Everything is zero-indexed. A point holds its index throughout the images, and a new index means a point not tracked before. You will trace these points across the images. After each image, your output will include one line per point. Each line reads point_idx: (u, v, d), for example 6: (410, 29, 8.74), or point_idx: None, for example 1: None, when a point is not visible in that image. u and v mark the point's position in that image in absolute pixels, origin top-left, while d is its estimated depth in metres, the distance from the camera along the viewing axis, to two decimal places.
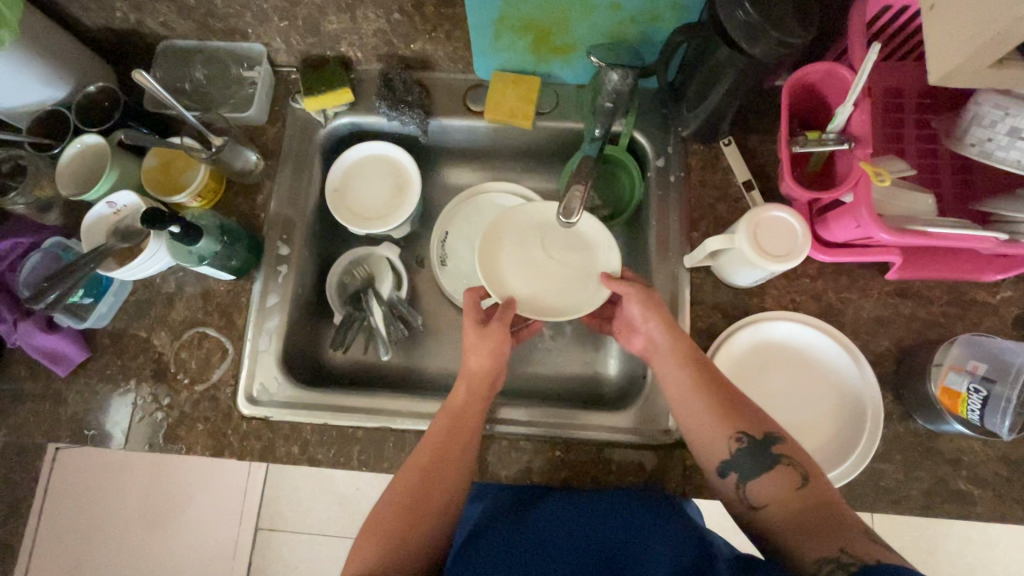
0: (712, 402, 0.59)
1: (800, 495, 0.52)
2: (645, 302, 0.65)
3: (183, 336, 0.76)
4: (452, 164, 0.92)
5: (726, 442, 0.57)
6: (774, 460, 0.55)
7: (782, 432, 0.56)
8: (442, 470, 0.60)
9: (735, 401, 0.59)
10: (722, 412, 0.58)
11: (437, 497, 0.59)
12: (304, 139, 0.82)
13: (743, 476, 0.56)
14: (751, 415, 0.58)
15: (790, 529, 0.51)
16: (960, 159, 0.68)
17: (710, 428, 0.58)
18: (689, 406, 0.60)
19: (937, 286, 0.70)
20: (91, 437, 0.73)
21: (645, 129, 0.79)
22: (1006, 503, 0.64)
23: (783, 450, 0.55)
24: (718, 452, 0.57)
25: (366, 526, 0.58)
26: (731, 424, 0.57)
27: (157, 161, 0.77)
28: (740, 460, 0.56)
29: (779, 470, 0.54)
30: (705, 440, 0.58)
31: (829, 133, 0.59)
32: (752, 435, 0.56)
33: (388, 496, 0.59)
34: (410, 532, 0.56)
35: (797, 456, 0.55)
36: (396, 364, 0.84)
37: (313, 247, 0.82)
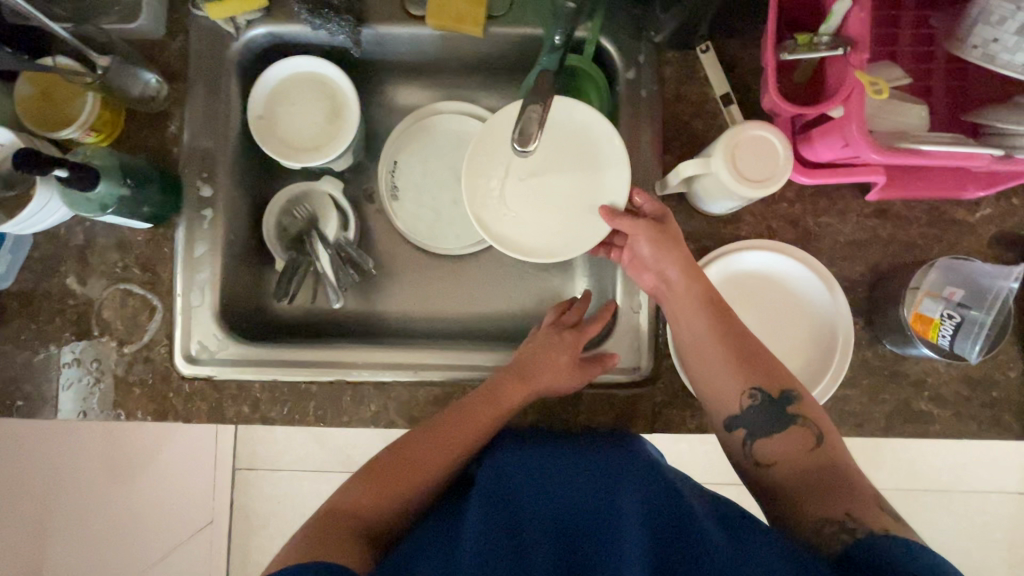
0: (728, 355, 0.58)
1: (812, 456, 0.54)
2: (657, 238, 0.60)
3: (103, 293, 0.68)
4: (396, 82, 0.80)
5: (741, 396, 0.57)
6: (790, 419, 0.56)
7: (799, 390, 0.57)
8: (436, 434, 0.62)
9: (753, 354, 0.58)
10: (738, 365, 0.57)
11: (434, 460, 0.61)
12: (213, 56, 0.69)
13: (752, 432, 0.57)
14: (769, 371, 0.57)
15: (799, 486, 0.53)
16: (957, 64, 0.62)
17: (723, 384, 0.58)
18: (701, 355, 0.59)
19: (917, 206, 0.67)
20: (16, 409, 0.66)
21: (613, 34, 0.69)
22: (963, 420, 0.65)
23: (797, 410, 0.56)
24: (730, 406, 0.57)
25: (350, 480, 0.61)
26: (747, 379, 0.57)
27: (34, 89, 0.64)
28: (751, 415, 0.57)
29: (794, 430, 0.55)
30: (716, 393, 0.58)
31: (821, 36, 0.51)
32: (769, 392, 0.56)
33: (390, 448, 0.62)
34: (403, 481, 0.60)
35: (812, 416, 0.56)
36: (351, 310, 0.78)
37: (242, 185, 0.72)
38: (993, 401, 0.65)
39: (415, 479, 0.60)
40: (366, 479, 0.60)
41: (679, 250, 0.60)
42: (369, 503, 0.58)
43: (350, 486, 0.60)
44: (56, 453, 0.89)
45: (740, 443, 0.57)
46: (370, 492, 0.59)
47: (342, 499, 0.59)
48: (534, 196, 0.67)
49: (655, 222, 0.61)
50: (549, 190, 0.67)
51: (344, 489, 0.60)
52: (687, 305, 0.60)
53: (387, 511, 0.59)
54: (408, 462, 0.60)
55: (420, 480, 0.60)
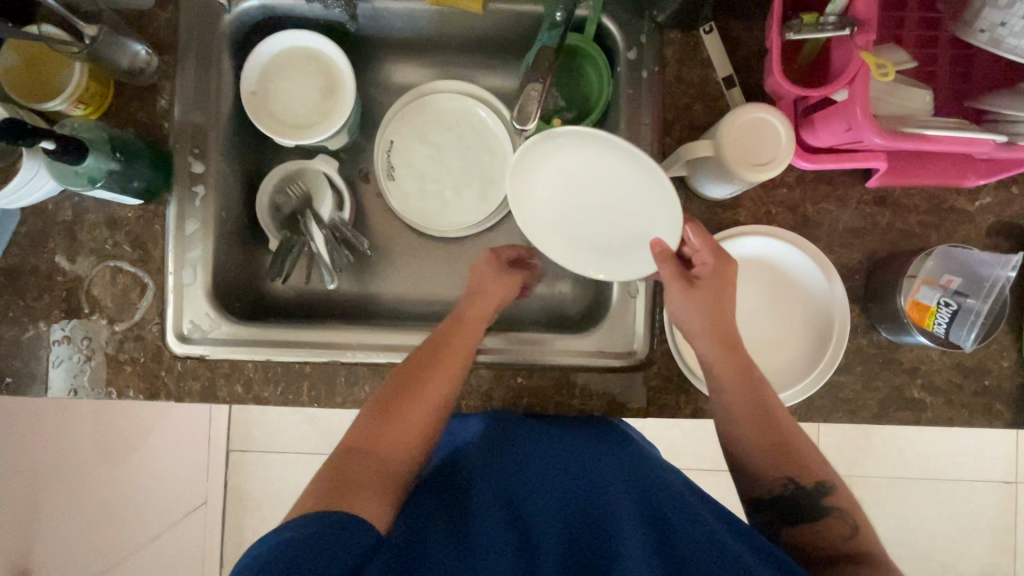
0: (763, 441, 0.58)
1: (849, 544, 0.53)
2: (687, 301, 0.60)
3: (92, 271, 0.67)
4: (393, 60, 0.79)
5: (774, 482, 0.57)
6: (824, 511, 0.56)
7: (831, 481, 0.57)
8: (428, 377, 0.59)
9: (784, 444, 0.58)
10: (774, 456, 0.58)
11: (425, 402, 0.58)
12: (205, 28, 0.67)
13: (783, 517, 0.57)
14: (801, 463, 0.57)
15: (833, 559, 0.52)
16: (962, 49, 0.61)
17: (760, 466, 0.58)
18: (739, 429, 0.59)
19: (917, 193, 0.66)
20: (6, 386, 0.66)
21: (615, 13, 0.67)
22: (955, 408, 0.66)
23: (831, 501, 0.56)
24: (766, 480, 0.58)
25: (363, 411, 0.59)
26: (780, 470, 0.57)
27: (20, 60, 0.62)
28: (786, 501, 0.57)
29: (827, 521, 0.55)
30: (755, 473, 0.58)
31: (827, 16, 0.50)
32: (802, 481, 0.57)
33: (383, 389, 0.59)
34: (395, 424, 0.57)
35: (847, 509, 0.55)
36: (345, 292, 0.77)
37: (235, 161, 0.71)
38: (984, 390, 0.66)
39: (408, 427, 0.57)
40: (376, 415, 0.57)
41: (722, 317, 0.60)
42: (367, 460, 0.54)
43: (357, 424, 0.57)
44: (43, 431, 0.87)
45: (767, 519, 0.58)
46: (383, 424, 0.56)
47: (350, 437, 0.57)
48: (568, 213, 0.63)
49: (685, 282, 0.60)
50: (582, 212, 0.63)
51: (356, 425, 0.58)
52: (727, 373, 0.59)
53: (403, 454, 0.56)
54: (408, 398, 0.58)
55: (422, 423, 0.58)
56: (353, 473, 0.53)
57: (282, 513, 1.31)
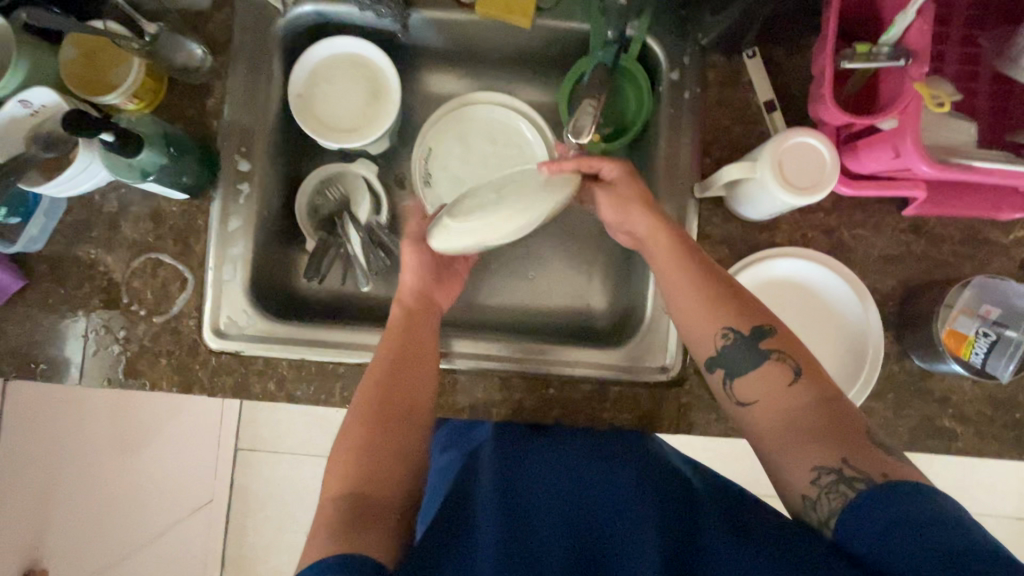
0: (706, 298, 0.56)
1: (792, 392, 0.51)
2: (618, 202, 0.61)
3: (133, 263, 0.67)
4: (435, 70, 0.80)
5: (717, 335, 0.55)
6: (766, 355, 0.53)
7: (775, 323, 0.55)
8: (406, 375, 0.59)
9: (732, 293, 0.56)
10: (714, 303, 0.56)
11: (405, 398, 0.58)
12: (259, 30, 0.69)
13: (730, 372, 0.54)
14: (746, 311, 0.55)
15: (778, 429, 0.50)
16: (1003, 84, 0.62)
17: (701, 322, 0.56)
18: (679, 304, 0.58)
19: (952, 223, 0.67)
20: (40, 372, 0.66)
21: (659, 34, 0.69)
22: (986, 440, 0.66)
23: (772, 344, 0.53)
24: (707, 346, 0.56)
25: (346, 428, 0.57)
26: (720, 319, 0.55)
27: (78, 53, 0.63)
28: (729, 355, 0.55)
29: (770, 368, 0.52)
30: (693, 331, 0.57)
31: (881, 47, 0.51)
32: (742, 330, 0.54)
33: (363, 392, 0.59)
34: (384, 442, 0.55)
35: (788, 349, 0.53)
36: (376, 295, 0.78)
37: (278, 161, 0.72)
38: (1015, 422, 0.66)
39: (398, 442, 0.56)
40: (360, 433, 0.56)
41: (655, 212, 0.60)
42: (366, 479, 0.53)
43: (338, 459, 0.55)
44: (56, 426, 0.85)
45: (720, 384, 0.55)
46: (371, 453, 0.55)
47: (337, 476, 0.54)
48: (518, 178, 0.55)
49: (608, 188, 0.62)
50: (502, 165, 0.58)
51: (337, 453, 0.56)
52: (664, 257, 0.59)
53: (395, 479, 0.54)
54: (386, 421, 0.57)
55: (402, 445, 0.56)
56: (359, 510, 0.51)
57: (285, 514, 1.29)
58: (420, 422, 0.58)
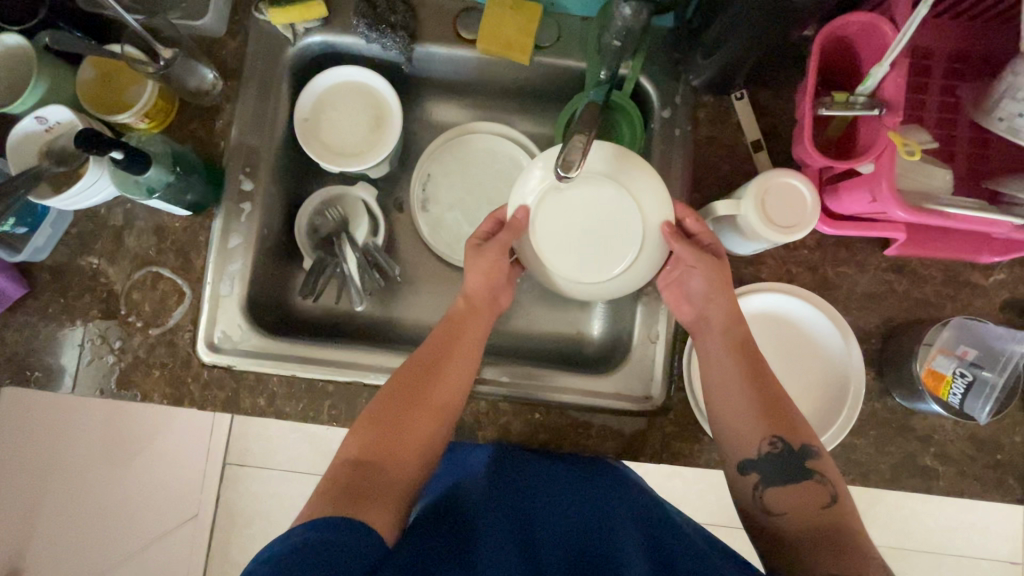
0: (755, 402, 0.57)
1: (826, 513, 0.52)
2: (715, 281, 0.62)
3: (134, 275, 0.69)
4: (438, 99, 0.83)
5: (760, 441, 0.56)
6: (805, 474, 0.54)
7: (819, 446, 0.56)
8: (446, 367, 0.60)
9: (780, 403, 0.57)
10: (764, 411, 0.57)
11: (439, 392, 0.59)
12: (270, 57, 0.72)
13: (765, 480, 0.55)
14: (793, 422, 0.56)
15: (801, 541, 0.50)
16: (980, 133, 0.64)
17: (747, 424, 0.57)
18: (723, 392, 0.59)
19: (933, 264, 0.69)
20: (35, 379, 0.67)
21: (653, 74, 0.71)
22: (967, 480, 0.66)
23: (815, 466, 0.55)
24: (748, 448, 0.56)
25: (374, 402, 0.58)
26: (771, 426, 0.56)
27: (95, 74, 0.66)
28: (767, 461, 0.55)
29: (809, 485, 0.54)
30: (736, 432, 0.58)
31: (857, 96, 0.54)
32: (790, 443, 0.55)
33: (399, 377, 0.59)
34: (408, 425, 0.56)
35: (829, 474, 0.54)
36: (370, 314, 0.79)
37: (281, 181, 0.74)
38: (997, 463, 0.66)
39: (421, 424, 0.57)
40: (386, 411, 0.57)
41: (711, 262, 0.62)
42: (383, 454, 0.55)
43: (356, 434, 0.56)
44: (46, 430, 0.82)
45: (751, 489, 0.56)
46: (386, 437, 0.55)
47: (352, 448, 0.55)
48: (619, 247, 0.65)
49: (711, 258, 0.62)
50: (615, 211, 0.64)
51: (356, 428, 0.57)
52: (714, 342, 0.61)
53: (412, 462, 0.55)
54: (408, 409, 0.57)
55: (427, 433, 0.57)
56: (360, 485, 0.52)
57: None
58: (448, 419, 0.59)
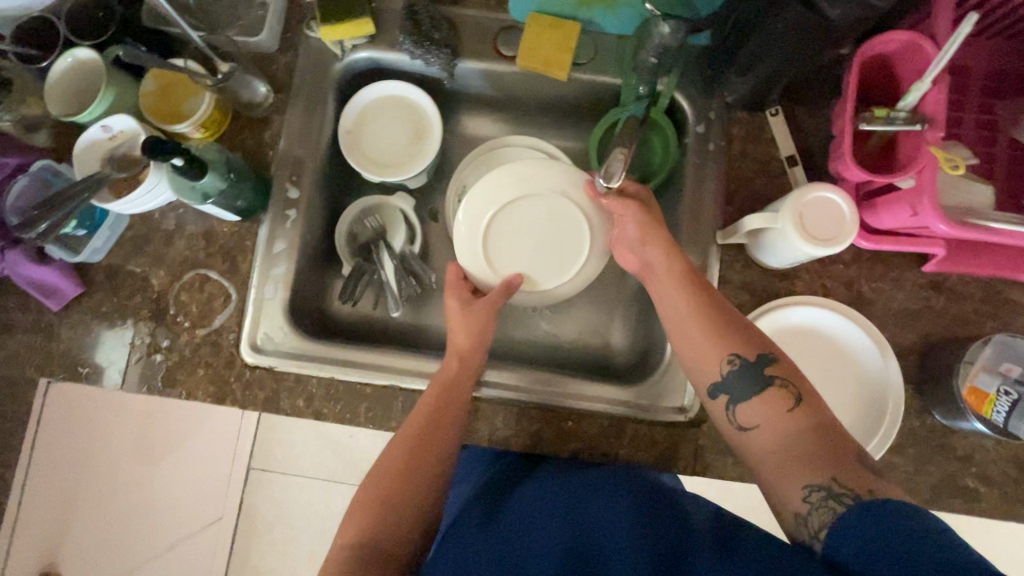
0: (704, 319, 0.58)
1: (793, 418, 0.51)
2: (646, 222, 0.64)
3: (183, 277, 0.72)
4: (475, 114, 0.86)
5: (721, 364, 0.56)
6: (766, 381, 0.53)
7: (778, 354, 0.55)
8: (432, 443, 0.58)
9: (729, 324, 0.57)
10: (715, 334, 0.57)
11: (427, 468, 0.57)
12: (318, 72, 0.75)
13: (732, 397, 0.55)
14: (746, 337, 0.56)
15: (774, 452, 0.51)
16: (1021, 150, 0.64)
17: (702, 353, 0.57)
18: (682, 330, 0.59)
19: (972, 281, 0.68)
20: (86, 375, 0.71)
21: (687, 91, 0.73)
22: (1011, 502, 0.65)
23: (774, 371, 0.54)
24: (710, 373, 0.56)
25: (365, 481, 0.57)
26: (726, 346, 0.56)
27: (156, 86, 0.70)
28: (731, 382, 0.55)
29: (771, 392, 0.53)
30: (697, 362, 0.58)
31: (898, 111, 0.54)
32: (746, 357, 0.55)
33: (388, 453, 0.58)
34: (399, 505, 0.55)
35: (791, 377, 0.53)
36: (404, 320, 0.81)
37: (323, 189, 0.77)
38: None
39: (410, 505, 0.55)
40: (374, 493, 0.55)
41: (646, 210, 0.65)
42: (377, 532, 0.53)
43: (349, 518, 0.55)
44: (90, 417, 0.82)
45: (724, 411, 0.55)
46: (376, 518, 0.54)
47: (353, 527, 0.54)
48: (564, 229, 0.69)
49: (643, 208, 0.65)
50: (542, 206, 0.68)
51: (350, 514, 0.56)
52: (671, 282, 0.61)
53: (404, 547, 0.54)
54: (399, 491, 0.56)
55: (416, 516, 0.55)
56: (365, 562, 0.51)
57: None
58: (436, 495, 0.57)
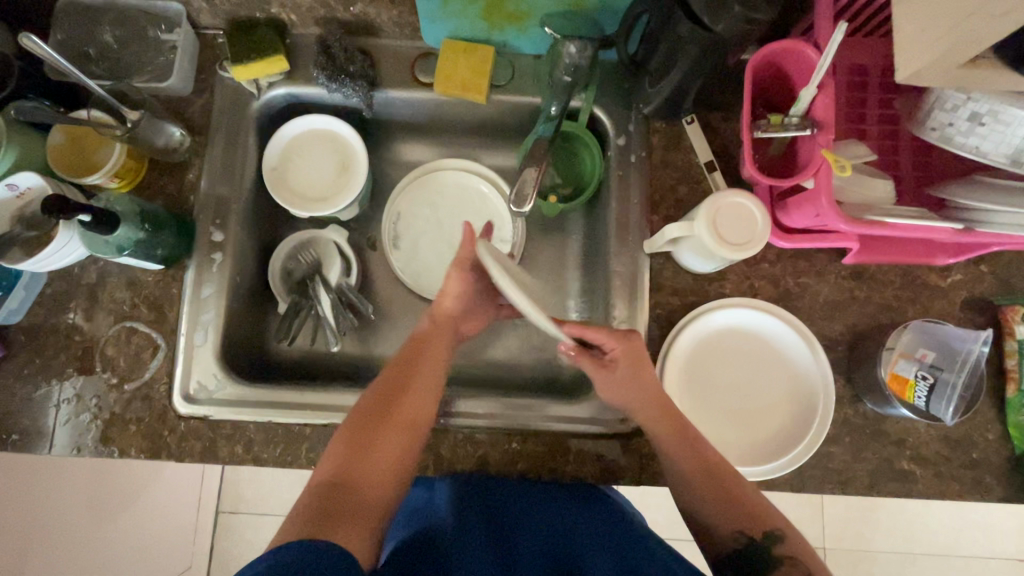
0: (714, 492, 0.58)
1: None
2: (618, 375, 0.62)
3: (109, 331, 0.70)
4: (404, 140, 0.86)
5: (729, 539, 0.57)
6: (779, 561, 0.54)
7: (785, 531, 0.56)
8: (413, 388, 0.60)
9: (737, 495, 0.58)
10: (726, 508, 0.57)
11: (406, 408, 0.59)
12: (235, 111, 0.74)
13: (747, 571, 0.55)
14: (755, 513, 0.57)
15: None
16: (920, 140, 0.67)
17: (713, 522, 0.57)
18: (692, 497, 0.59)
19: (891, 269, 0.71)
20: (13, 442, 0.67)
21: (605, 104, 0.74)
22: (945, 481, 0.67)
23: (785, 551, 0.55)
24: (721, 542, 0.57)
25: (343, 427, 0.57)
26: (736, 523, 0.56)
27: (65, 138, 0.69)
28: (747, 555, 0.56)
29: (786, 573, 0.54)
30: (709, 528, 0.58)
31: (791, 117, 0.56)
32: (755, 537, 0.56)
33: (366, 400, 0.59)
34: (374, 444, 0.56)
35: (799, 556, 0.54)
36: (347, 353, 0.80)
37: (252, 229, 0.76)
38: (973, 463, 0.67)
39: (389, 445, 0.56)
40: (355, 434, 0.56)
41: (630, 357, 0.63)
42: (354, 471, 0.54)
43: (328, 456, 0.55)
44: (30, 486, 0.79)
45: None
46: (356, 454, 0.55)
47: (325, 469, 0.54)
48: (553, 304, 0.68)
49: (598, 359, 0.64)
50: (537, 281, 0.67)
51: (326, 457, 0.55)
52: (671, 437, 0.60)
53: (381, 487, 0.54)
54: (378, 426, 0.57)
55: (394, 457, 0.56)
56: (336, 504, 0.51)
57: None
58: (413, 438, 0.58)
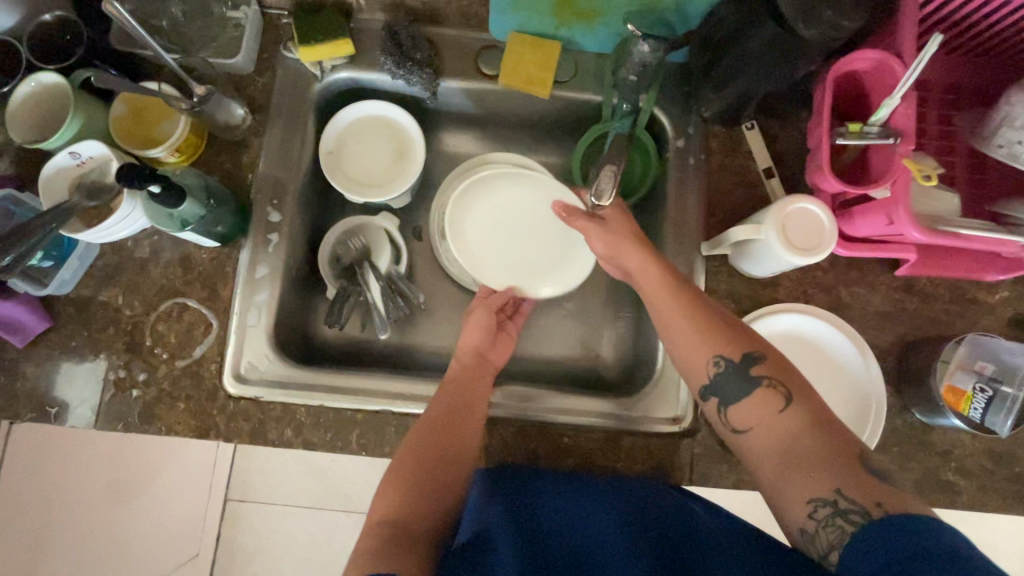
0: (694, 322, 0.58)
1: (783, 419, 0.52)
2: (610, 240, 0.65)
3: (160, 307, 0.69)
4: (456, 132, 0.85)
5: (707, 368, 0.56)
6: (756, 382, 0.54)
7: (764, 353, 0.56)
8: (465, 421, 0.62)
9: (721, 325, 0.58)
10: (705, 333, 0.57)
11: (457, 444, 0.60)
12: (297, 93, 0.74)
13: (724, 401, 0.55)
14: (734, 339, 0.57)
15: (769, 457, 0.51)
16: (978, 157, 0.68)
17: (692, 355, 0.57)
18: (674, 329, 0.59)
19: (941, 283, 0.72)
20: (54, 415, 0.66)
21: (666, 107, 0.75)
22: (989, 493, 0.67)
23: (762, 371, 0.54)
24: (700, 375, 0.57)
25: (395, 461, 0.59)
26: (714, 348, 0.56)
27: (127, 109, 0.67)
28: (723, 385, 0.55)
29: (763, 394, 0.53)
30: (688, 366, 0.58)
31: (870, 126, 0.57)
32: (733, 358, 0.56)
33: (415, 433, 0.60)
34: (428, 485, 0.57)
35: (777, 375, 0.54)
36: (392, 342, 0.79)
37: (305, 212, 0.75)
38: (1015, 477, 0.68)
39: (445, 480, 0.58)
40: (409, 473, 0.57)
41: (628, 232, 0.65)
42: (410, 508, 0.55)
43: (382, 493, 0.57)
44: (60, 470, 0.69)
45: (716, 413, 0.56)
46: (416, 495, 0.56)
47: (384, 506, 0.56)
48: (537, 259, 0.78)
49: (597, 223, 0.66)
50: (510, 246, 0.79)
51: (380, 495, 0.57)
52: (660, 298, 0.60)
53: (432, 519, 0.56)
54: (429, 466, 0.58)
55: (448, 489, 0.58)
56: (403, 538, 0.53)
57: None
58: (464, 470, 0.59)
